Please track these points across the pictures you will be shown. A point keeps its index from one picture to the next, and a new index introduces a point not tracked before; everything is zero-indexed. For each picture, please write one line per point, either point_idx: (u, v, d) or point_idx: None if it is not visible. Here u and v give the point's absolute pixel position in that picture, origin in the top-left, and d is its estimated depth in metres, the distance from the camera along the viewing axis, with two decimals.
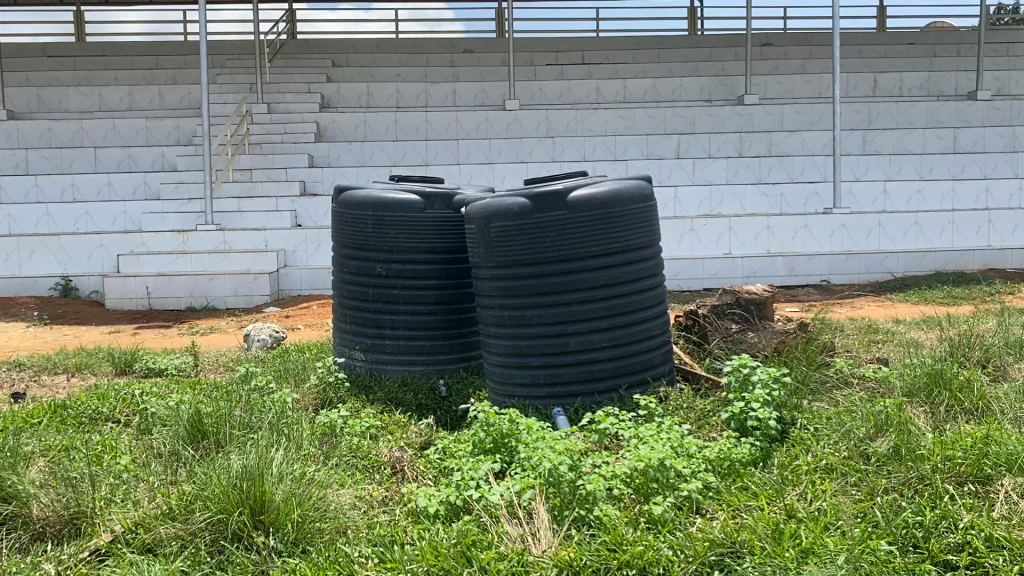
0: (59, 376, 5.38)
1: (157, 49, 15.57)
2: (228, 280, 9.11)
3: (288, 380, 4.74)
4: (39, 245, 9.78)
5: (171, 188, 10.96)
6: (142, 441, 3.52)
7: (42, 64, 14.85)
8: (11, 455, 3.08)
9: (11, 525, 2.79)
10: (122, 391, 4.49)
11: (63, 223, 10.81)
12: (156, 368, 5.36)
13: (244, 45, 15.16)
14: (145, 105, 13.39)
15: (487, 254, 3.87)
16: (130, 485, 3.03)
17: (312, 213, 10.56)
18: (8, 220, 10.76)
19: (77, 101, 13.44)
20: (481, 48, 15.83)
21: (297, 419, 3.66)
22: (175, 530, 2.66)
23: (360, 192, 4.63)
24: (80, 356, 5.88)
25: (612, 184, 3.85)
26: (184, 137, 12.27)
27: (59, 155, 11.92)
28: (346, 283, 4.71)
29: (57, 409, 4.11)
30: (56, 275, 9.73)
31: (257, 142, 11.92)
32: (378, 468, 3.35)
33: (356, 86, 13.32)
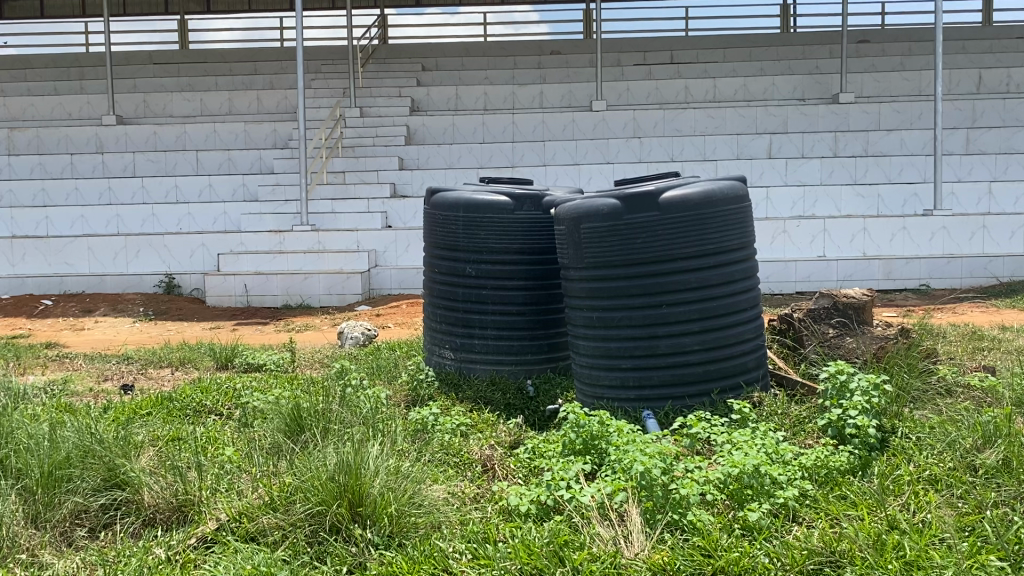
0: (165, 369, 5.64)
1: (255, 56, 16.13)
2: (320, 279, 9.35)
3: (381, 378, 4.85)
4: (144, 245, 10.25)
5: (269, 190, 11.31)
6: (244, 434, 3.66)
7: (147, 70, 15.54)
8: (124, 443, 3.25)
9: (125, 509, 2.94)
10: (224, 385, 4.68)
11: (167, 223, 11.30)
12: (255, 363, 5.54)
13: (337, 51, 15.55)
14: (244, 109, 13.88)
15: (577, 255, 3.87)
16: (234, 475, 3.15)
17: (402, 214, 10.73)
18: (116, 220, 11.30)
19: (181, 106, 14.00)
20: (569, 49, 15.83)
21: (390, 416, 3.73)
22: (277, 521, 2.74)
23: (451, 194, 4.70)
24: (184, 350, 6.14)
25: (705, 185, 3.79)
26: (281, 140, 12.66)
27: (164, 158, 12.42)
28: (436, 283, 4.78)
29: (164, 401, 4.30)
30: (161, 273, 10.17)
31: (350, 145, 12.19)
32: (470, 466, 3.39)
33: (445, 90, 13.51)
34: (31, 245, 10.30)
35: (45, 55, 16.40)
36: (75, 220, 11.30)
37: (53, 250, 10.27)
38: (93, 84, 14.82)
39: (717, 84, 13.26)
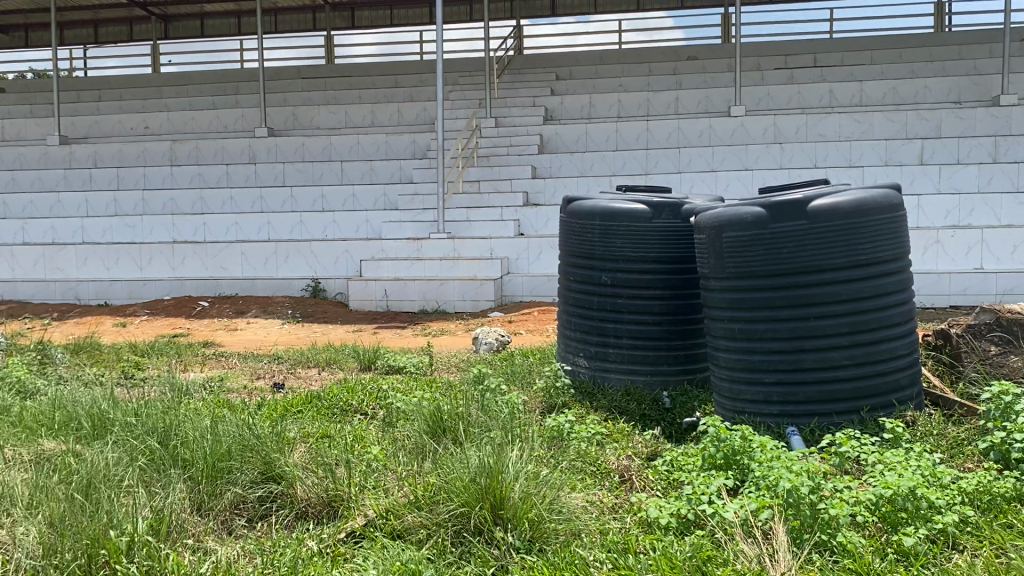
0: (312, 369, 5.91)
1: (396, 69, 16.69)
2: (456, 285, 9.56)
3: (517, 384, 4.91)
4: (292, 251, 10.77)
5: (408, 199, 11.66)
6: (388, 434, 3.79)
7: (296, 84, 16.32)
8: (278, 439, 3.44)
9: (281, 502, 3.12)
10: (368, 386, 4.86)
11: (314, 230, 11.84)
12: (396, 365, 5.73)
13: (474, 62, 15.88)
14: (385, 121, 14.40)
15: (718, 265, 3.80)
16: (380, 473, 3.27)
17: (534, 222, 10.82)
18: (267, 227, 11.93)
19: (327, 119, 14.66)
20: (706, 55, 15.54)
21: (527, 422, 3.76)
22: (422, 520, 2.82)
23: (588, 202, 4.72)
24: (329, 351, 6.42)
25: (857, 193, 3.64)
26: (419, 151, 13.04)
27: (311, 169, 13.02)
28: (572, 291, 4.79)
29: (314, 400, 4.51)
30: (307, 277, 10.66)
31: (485, 154, 12.41)
32: (607, 475, 3.39)
33: (579, 98, 13.57)
34: (190, 250, 11.01)
35: (205, 72, 17.51)
36: (230, 227, 12.01)
37: (211, 255, 10.96)
38: (247, 98, 15.72)
39: (864, 88, 12.71)
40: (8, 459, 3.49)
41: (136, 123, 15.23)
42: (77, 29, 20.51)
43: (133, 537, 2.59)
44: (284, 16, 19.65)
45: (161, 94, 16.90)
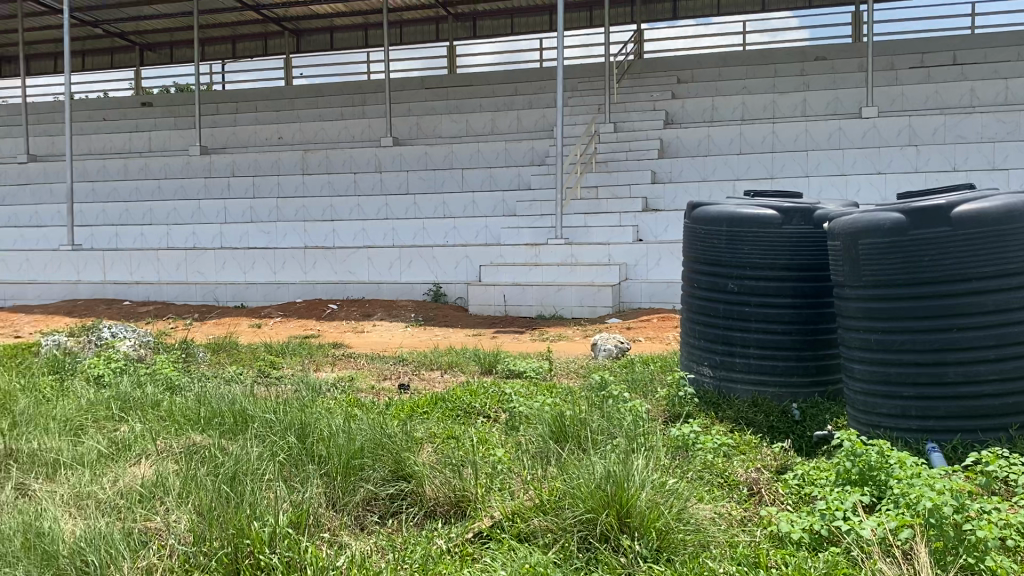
0: (435, 371, 6.04)
1: (516, 78, 16.89)
2: (574, 290, 9.57)
3: (639, 391, 4.88)
4: (416, 256, 11.05)
5: (527, 205, 11.76)
6: (511, 437, 3.84)
7: (419, 94, 16.75)
8: (407, 440, 3.55)
9: (411, 501, 3.22)
10: (491, 389, 4.93)
11: (435, 235, 12.10)
12: (516, 369, 5.78)
13: (594, 68, 15.88)
14: (505, 128, 14.58)
15: (854, 273, 3.68)
16: (505, 475, 3.32)
17: (653, 228, 10.70)
18: (391, 233, 12.29)
19: (449, 127, 14.98)
20: (836, 54, 15.01)
21: (652, 430, 3.74)
22: (548, 524, 2.84)
23: (714, 208, 4.64)
24: (451, 354, 6.55)
25: (1008, 198, 3.41)
26: (539, 157, 13.14)
27: (433, 177, 13.31)
28: (696, 299, 4.71)
29: (438, 401, 4.62)
30: (429, 282, 10.92)
31: (604, 160, 12.38)
32: (735, 487, 3.33)
33: (701, 101, 13.36)
34: (320, 256, 11.46)
35: (334, 84, 18.19)
36: (358, 233, 12.45)
37: (339, 260, 11.38)
38: (373, 108, 16.25)
39: (1010, 86, 11.96)
40: (160, 451, 3.74)
41: (270, 134, 15.98)
42: (217, 45, 21.69)
43: (275, 529, 2.72)
44: (409, 28, 20.21)
45: (293, 106, 17.67)
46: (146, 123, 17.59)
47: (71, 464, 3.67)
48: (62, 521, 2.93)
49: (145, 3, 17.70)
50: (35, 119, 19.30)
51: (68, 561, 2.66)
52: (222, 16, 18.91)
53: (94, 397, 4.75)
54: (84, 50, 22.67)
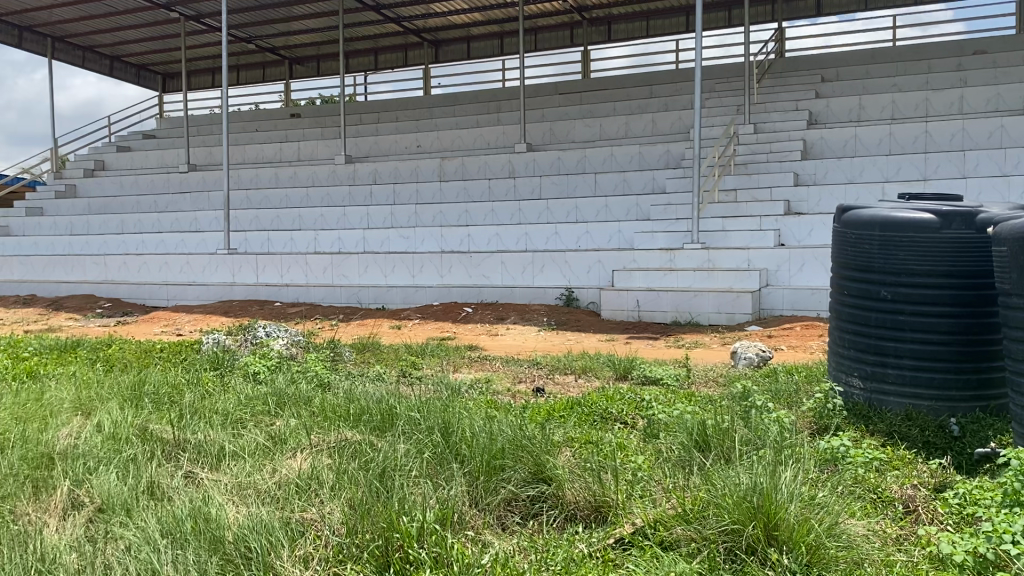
0: (569, 376, 6.07)
1: (651, 81, 16.74)
2: (711, 296, 9.37)
3: (782, 402, 4.73)
4: (548, 261, 11.14)
5: (661, 209, 11.61)
6: (650, 445, 3.81)
7: (554, 100, 16.92)
8: (547, 444, 3.58)
9: (553, 504, 3.24)
10: (628, 395, 4.90)
11: (568, 240, 12.15)
12: (652, 376, 5.72)
13: (732, 69, 15.53)
14: (640, 132, 14.48)
15: (1019, 280, 3.43)
16: (646, 483, 3.29)
17: (796, 232, 10.35)
18: (525, 238, 12.43)
19: (583, 132, 15.00)
20: (997, 47, 14.06)
21: (798, 441, 3.63)
22: (691, 533, 2.80)
23: (866, 211, 4.45)
24: (586, 359, 6.55)
25: None
26: (674, 160, 12.97)
27: (567, 181, 13.32)
28: (846, 306, 4.53)
29: (575, 406, 4.63)
30: (561, 287, 10.95)
31: (742, 162, 12.07)
32: (890, 505, 3.18)
33: (847, 100, 12.87)
34: (456, 259, 11.72)
35: (470, 92, 18.58)
36: (492, 238, 12.65)
37: (474, 264, 11.61)
38: (508, 115, 16.47)
39: None
40: (313, 445, 3.94)
41: (409, 143, 16.50)
42: (360, 57, 22.55)
43: (423, 525, 2.82)
44: (544, 35, 20.38)
45: (431, 114, 18.17)
46: (294, 133, 18.50)
47: (233, 455, 3.92)
48: (226, 507, 3.13)
49: (294, 19, 18.65)
50: (195, 131, 20.66)
51: (233, 547, 2.83)
52: (365, 29, 19.68)
53: (251, 392, 5.06)
54: (239, 66, 24.09)
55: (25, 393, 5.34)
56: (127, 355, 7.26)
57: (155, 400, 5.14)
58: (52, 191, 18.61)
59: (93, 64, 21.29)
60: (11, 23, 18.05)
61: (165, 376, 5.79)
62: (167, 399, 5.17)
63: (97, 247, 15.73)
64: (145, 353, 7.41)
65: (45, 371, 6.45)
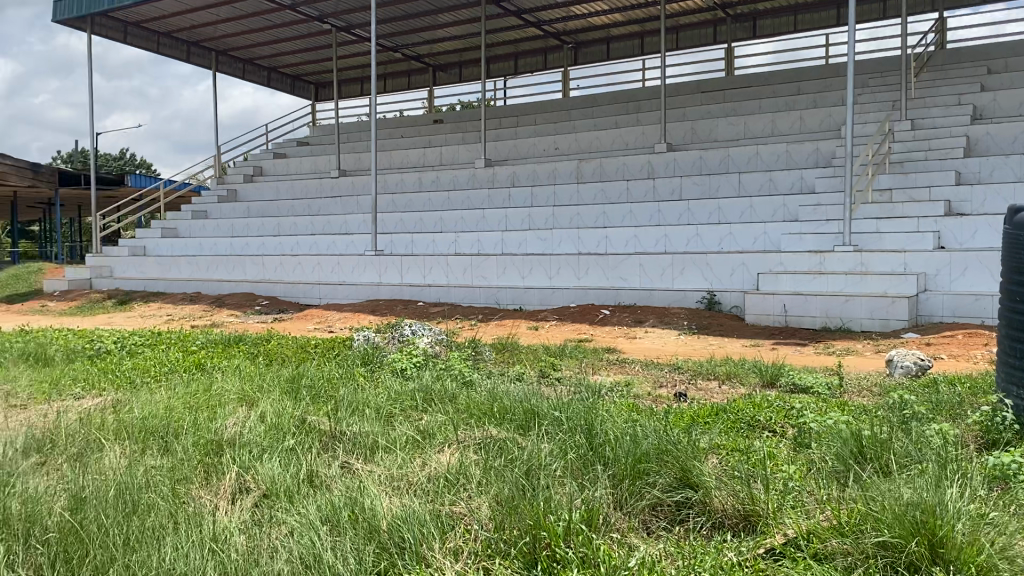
0: (713, 381, 5.95)
1: (799, 77, 16.18)
2: (863, 301, 8.97)
3: (946, 414, 4.46)
4: (689, 263, 10.96)
5: (809, 210, 11.20)
6: (801, 454, 3.69)
7: (696, 99, 16.64)
8: (693, 449, 3.54)
9: (700, 511, 3.20)
10: (776, 403, 4.77)
11: (710, 242, 11.92)
12: (800, 384, 5.53)
13: (887, 62, 14.80)
14: (787, 130, 14.07)
15: None
16: (798, 493, 3.19)
17: (958, 234, 9.75)
18: (664, 240, 12.26)
19: (726, 130, 14.66)
20: None
21: (963, 456, 3.43)
22: (847, 546, 2.70)
23: None
24: (730, 365, 6.40)
25: None
26: (824, 159, 12.52)
27: (709, 181, 13.01)
28: (1015, 313, 4.24)
29: (720, 412, 4.55)
30: (703, 290, 10.72)
31: (898, 161, 11.47)
32: None
33: (1016, 93, 12.02)
34: (594, 261, 11.72)
35: (610, 93, 18.53)
36: (630, 239, 12.55)
37: (612, 266, 11.57)
38: (648, 115, 16.32)
39: None
40: (460, 441, 4.06)
41: (548, 145, 16.62)
42: (501, 62, 22.89)
43: (569, 525, 2.85)
44: (686, 33, 20.00)
45: (570, 116, 18.24)
46: (437, 138, 18.99)
47: (384, 448, 4.09)
48: (381, 498, 3.27)
49: (439, 27, 19.17)
50: (345, 138, 21.58)
51: (388, 537, 2.96)
52: (506, 34, 19.98)
53: (399, 388, 5.25)
54: (386, 74, 24.97)
55: (195, 384, 5.75)
56: (284, 350, 7.70)
57: (313, 393, 5.41)
58: (216, 196, 19.92)
59: (253, 76, 22.65)
60: (181, 39, 19.44)
61: (321, 370, 6.10)
62: (323, 392, 5.43)
63: (255, 248, 16.70)
64: (300, 349, 7.82)
65: (213, 363, 6.93)
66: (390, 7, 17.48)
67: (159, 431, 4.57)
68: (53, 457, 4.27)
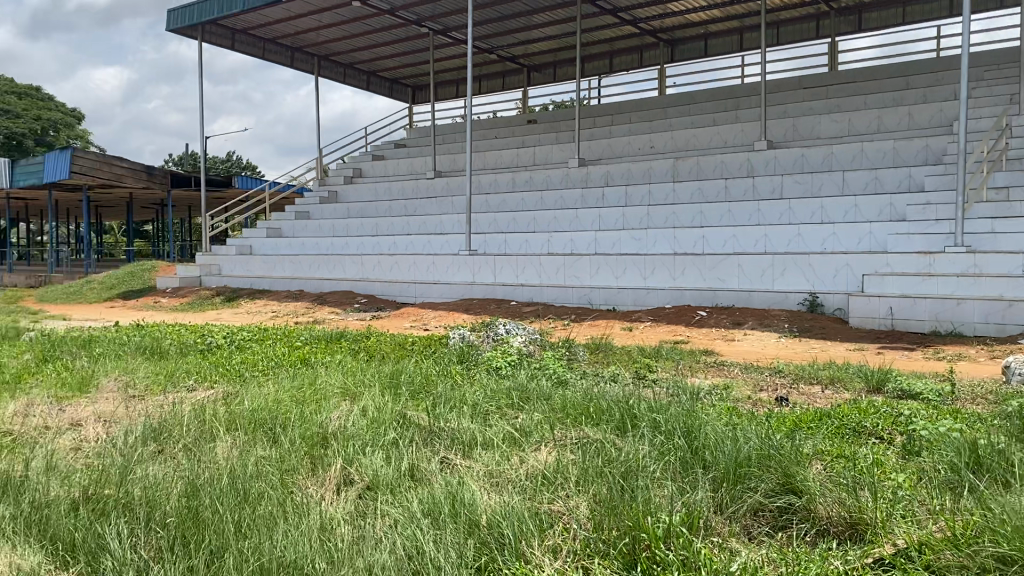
0: (815, 386, 5.78)
1: (908, 70, 15.57)
2: (976, 305, 8.58)
3: None
4: (790, 264, 10.70)
5: (919, 209, 10.77)
6: (912, 462, 3.56)
7: (797, 95, 16.21)
8: (797, 455, 3.46)
9: (803, 517, 3.13)
10: (884, 409, 4.61)
11: (811, 243, 11.59)
12: (909, 390, 5.33)
13: (1003, 54, 14.10)
14: (894, 126, 13.59)
15: None
16: (909, 502, 3.08)
17: None
18: (764, 240, 12.00)
19: (829, 127, 14.24)
20: None
21: None
22: (962, 558, 2.59)
23: None
24: (834, 369, 6.21)
25: None
26: (934, 156, 12.03)
27: (811, 180, 12.66)
28: None
29: (824, 417, 4.43)
30: (804, 292, 10.43)
31: (1016, 157, 10.92)
32: None
33: None
34: (690, 261, 11.57)
35: (707, 91, 18.25)
36: (728, 239, 12.33)
37: (710, 266, 11.39)
38: (746, 112, 15.99)
39: None
40: (557, 440, 4.08)
41: (643, 144, 16.49)
42: (596, 61, 22.80)
43: (669, 527, 2.83)
44: (787, 28, 19.49)
45: (666, 115, 18.02)
46: (531, 139, 19.07)
47: (483, 444, 4.16)
48: (480, 493, 3.33)
49: (534, 27, 19.25)
50: (441, 139, 21.90)
51: (488, 532, 3.00)
52: (602, 32, 19.91)
53: (495, 386, 5.31)
54: (481, 75, 25.21)
55: (300, 378, 5.95)
56: (384, 347, 7.88)
57: (411, 389, 5.53)
58: (317, 197, 20.53)
59: (353, 79, 23.24)
60: (286, 46, 20.12)
61: (419, 367, 6.22)
62: (421, 389, 5.54)
63: (355, 248, 17.13)
64: (399, 345, 8.00)
65: (316, 358, 7.15)
66: (486, 9, 17.65)
67: (267, 423, 4.76)
68: (170, 445, 4.49)
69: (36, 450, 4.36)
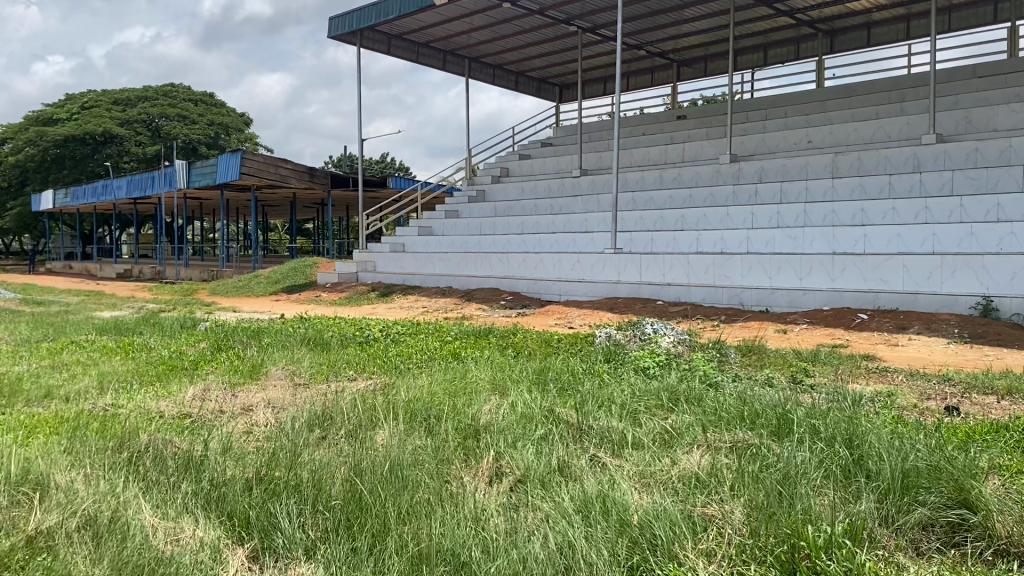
0: (990, 397, 5.38)
1: None
2: None
3: None
4: (961, 264, 10.04)
5: None
6: None
7: (971, 85, 15.18)
8: (972, 469, 3.26)
9: (980, 535, 2.94)
10: None
11: (986, 242, 10.82)
12: None
13: None
14: None
15: None
16: None
17: None
18: (932, 239, 11.32)
19: (1007, 118, 13.25)
20: None
21: None
22: None
23: None
24: (1012, 378, 5.78)
25: None
26: None
27: (985, 175, 11.84)
28: None
29: (1001, 430, 4.13)
30: (977, 295, 9.75)
31: None
32: None
33: None
34: (850, 261, 11.07)
35: (869, 82, 17.38)
36: (892, 239, 11.70)
37: (870, 267, 10.85)
38: (913, 104, 15.12)
39: None
40: (710, 443, 4.02)
41: (799, 138, 15.90)
42: (749, 54, 22.17)
43: (831, 537, 2.74)
44: (959, 13, 18.37)
45: (824, 107, 17.26)
46: (681, 135, 18.76)
47: (634, 444, 4.15)
48: (632, 493, 3.33)
49: (685, 22, 18.94)
50: (589, 137, 21.90)
51: (639, 532, 3.00)
52: (755, 24, 19.33)
53: (644, 386, 5.28)
54: (630, 73, 25.03)
55: (452, 372, 6.13)
56: (531, 343, 7.96)
57: (560, 385, 5.59)
58: (467, 196, 21.00)
59: (502, 80, 23.62)
60: (439, 49, 20.72)
61: (565, 364, 6.26)
62: (569, 385, 5.59)
63: (502, 245, 17.40)
64: (545, 343, 8.06)
65: (466, 353, 7.32)
66: (636, 5, 17.51)
67: (422, 413, 4.94)
68: (332, 432, 4.74)
69: (212, 432, 4.71)
